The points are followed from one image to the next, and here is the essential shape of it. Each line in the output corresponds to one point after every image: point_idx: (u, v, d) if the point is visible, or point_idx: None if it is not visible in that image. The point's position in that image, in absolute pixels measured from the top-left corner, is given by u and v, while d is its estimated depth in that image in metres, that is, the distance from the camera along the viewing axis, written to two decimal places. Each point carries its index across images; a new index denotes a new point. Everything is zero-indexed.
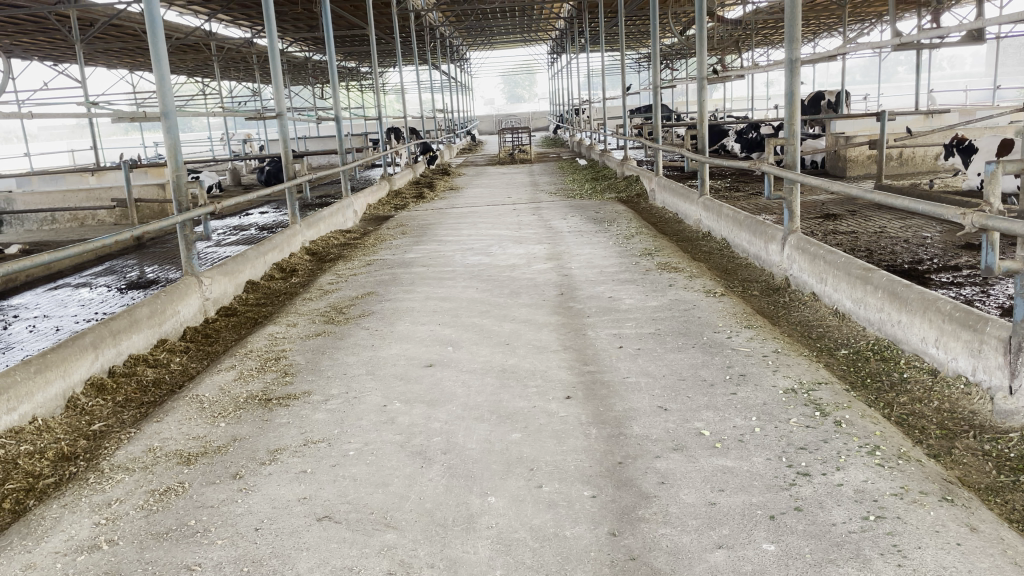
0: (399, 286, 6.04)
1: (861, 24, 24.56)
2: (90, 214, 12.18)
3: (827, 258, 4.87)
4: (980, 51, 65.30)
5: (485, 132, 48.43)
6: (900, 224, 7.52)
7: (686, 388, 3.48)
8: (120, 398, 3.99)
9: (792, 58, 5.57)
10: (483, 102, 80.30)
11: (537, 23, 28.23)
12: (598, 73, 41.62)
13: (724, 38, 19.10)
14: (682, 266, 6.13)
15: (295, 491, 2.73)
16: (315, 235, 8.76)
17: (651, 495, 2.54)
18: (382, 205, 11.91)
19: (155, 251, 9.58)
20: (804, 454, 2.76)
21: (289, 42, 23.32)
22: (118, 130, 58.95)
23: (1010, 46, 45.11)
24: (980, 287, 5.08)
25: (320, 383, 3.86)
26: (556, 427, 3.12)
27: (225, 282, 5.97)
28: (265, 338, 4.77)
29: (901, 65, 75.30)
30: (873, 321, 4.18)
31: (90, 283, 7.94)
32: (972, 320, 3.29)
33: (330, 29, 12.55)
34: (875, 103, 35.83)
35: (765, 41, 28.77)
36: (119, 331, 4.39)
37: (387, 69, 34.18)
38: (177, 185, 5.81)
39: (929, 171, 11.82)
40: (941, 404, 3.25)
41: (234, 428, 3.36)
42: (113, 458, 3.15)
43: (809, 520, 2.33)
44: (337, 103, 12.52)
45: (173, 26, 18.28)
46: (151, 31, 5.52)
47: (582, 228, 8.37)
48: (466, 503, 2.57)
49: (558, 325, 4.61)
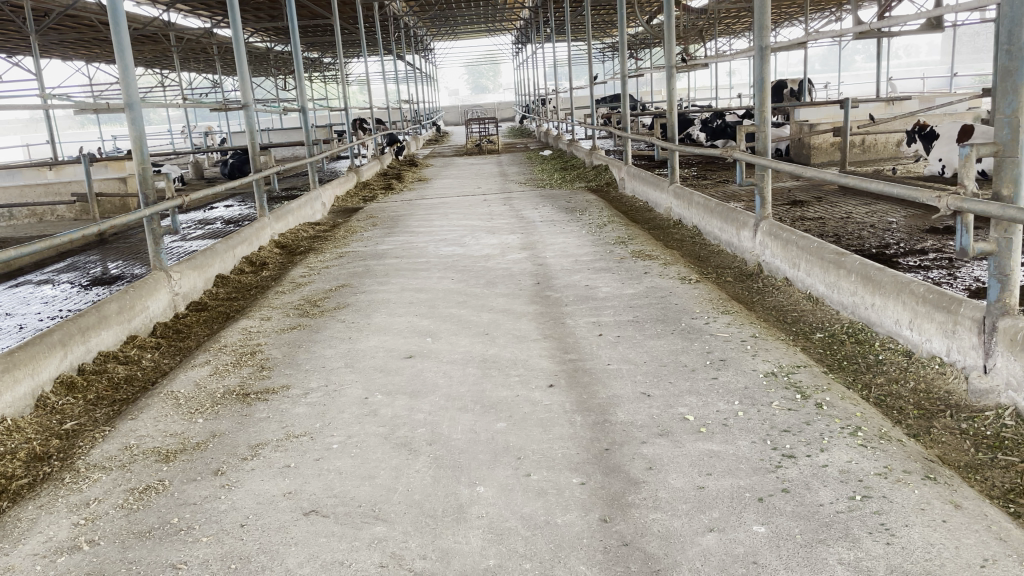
0: (372, 277, 5.98)
1: (822, 13, 24.86)
2: (49, 209, 11.90)
3: (799, 244, 4.92)
4: (935, 41, 66.71)
5: (451, 123, 48.29)
6: (867, 210, 7.64)
7: (668, 374, 3.49)
8: (92, 396, 3.90)
9: (762, 45, 5.61)
10: (448, 92, 79.86)
11: (502, 13, 28.13)
12: (562, 62, 41.65)
13: (688, 28, 19.21)
14: (655, 254, 6.15)
15: (279, 485, 2.69)
16: (284, 227, 8.65)
17: (640, 480, 2.55)
18: (351, 197, 11.80)
19: (119, 247, 9.38)
20: (788, 436, 2.79)
21: (251, 33, 22.96)
22: (74, 123, 57.62)
23: (966, 34, 46.02)
24: (947, 270, 5.18)
25: (298, 376, 3.81)
26: (541, 416, 3.11)
27: (194, 276, 5.87)
28: (238, 333, 4.70)
29: (859, 55, 76.60)
30: (847, 304, 4.24)
31: (52, 279, 7.75)
32: (945, 302, 3.35)
33: (294, 19, 12.36)
34: (835, 92, 36.43)
35: (728, 29, 29.04)
36: (88, 328, 4.30)
37: (351, 60, 33.85)
38: (143, 177, 5.68)
39: (891, 158, 12.02)
40: (917, 384, 3.30)
41: (212, 424, 3.30)
42: (88, 457, 3.08)
43: (797, 501, 2.36)
44: (303, 94, 12.34)
45: (131, 17, 17.89)
46: (113, 20, 5.38)
47: (554, 217, 8.38)
48: (455, 493, 2.55)
49: (536, 314, 4.60)
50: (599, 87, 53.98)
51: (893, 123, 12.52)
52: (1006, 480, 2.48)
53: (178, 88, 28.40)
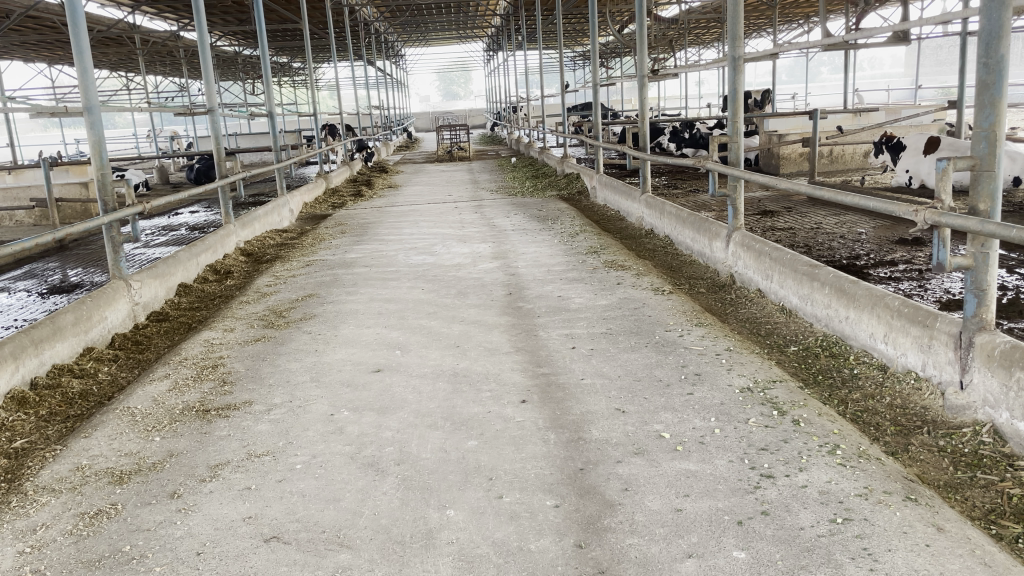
0: (340, 287, 5.86)
1: (789, 24, 25.25)
2: (8, 214, 11.58)
3: (772, 255, 4.89)
4: (900, 54, 68.08)
5: (422, 129, 48.25)
6: (836, 220, 7.68)
7: (642, 389, 3.41)
8: (44, 411, 3.73)
9: (735, 56, 5.58)
10: (419, 98, 79.77)
11: (474, 20, 28.11)
12: (534, 71, 41.93)
13: (659, 37, 19.32)
14: (628, 264, 6.11)
15: (239, 509, 2.57)
16: (250, 234, 8.46)
17: (616, 502, 2.47)
18: (320, 203, 11.64)
19: (80, 253, 9.14)
20: (766, 455, 2.73)
21: (219, 37, 22.66)
22: (36, 125, 56.64)
23: (928, 47, 47.32)
24: (918, 281, 5.19)
25: (261, 391, 3.67)
26: (513, 434, 3.02)
27: (156, 285, 5.69)
28: (200, 345, 4.54)
29: (825, 67, 77.84)
30: (821, 317, 4.20)
31: (9, 287, 7.49)
32: (921, 316, 3.32)
33: (261, 21, 12.11)
34: (802, 102, 36.96)
35: (697, 39, 29.34)
36: (41, 340, 4.12)
37: (320, 66, 33.56)
38: (101, 183, 5.48)
39: (859, 168, 12.15)
40: (893, 400, 3.26)
41: (170, 443, 3.15)
42: (37, 479, 2.92)
43: (777, 524, 2.29)
44: (271, 99, 12.11)
45: (95, 19, 17.52)
46: (72, 21, 5.21)
47: (526, 226, 8.31)
48: (424, 517, 2.44)
49: (508, 327, 4.51)
50: (571, 95, 54.67)
51: (860, 134, 12.66)
52: (986, 499, 2.44)
53: (144, 91, 27.90)
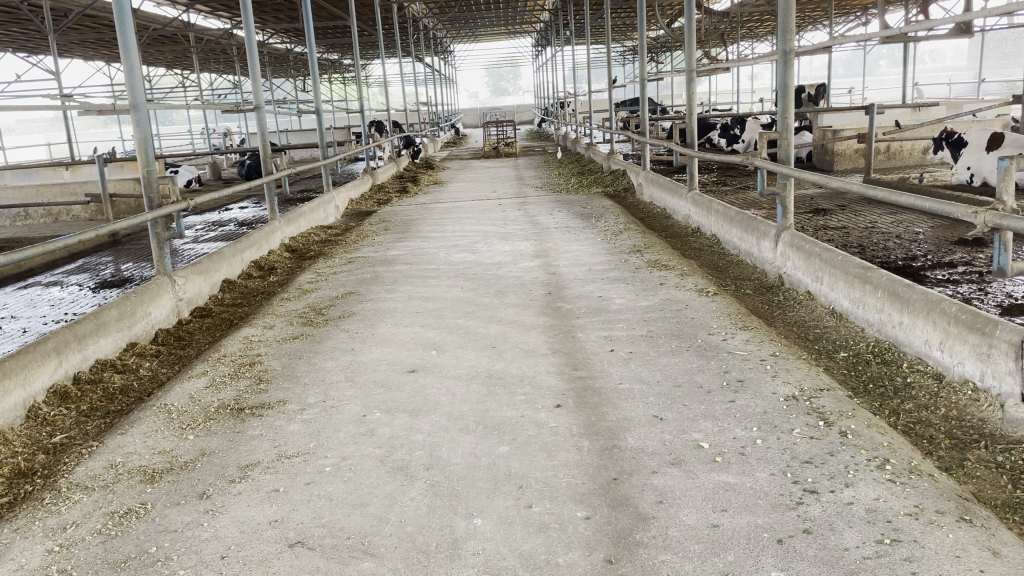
0: (381, 284, 5.84)
1: (845, 16, 24.60)
2: (64, 209, 11.89)
3: (822, 256, 4.71)
4: (963, 46, 65.84)
5: (470, 125, 48.34)
6: (891, 219, 7.41)
7: (682, 396, 3.30)
8: (85, 406, 3.77)
9: (786, 49, 5.39)
10: (468, 94, 79.98)
11: (523, 16, 27.98)
12: (583, 65, 41.73)
13: (709, 31, 18.96)
14: (672, 263, 5.97)
15: (266, 513, 2.54)
16: (295, 230, 8.52)
17: (649, 516, 2.37)
18: (365, 200, 11.70)
19: (132, 248, 9.33)
20: (810, 469, 2.60)
21: (270, 34, 22.99)
22: (96, 122, 58.26)
23: (993, 39, 45.87)
24: (977, 285, 4.95)
25: (296, 390, 3.65)
26: (546, 439, 2.94)
27: (200, 281, 5.74)
28: (239, 342, 4.55)
29: (883, 60, 75.76)
30: (873, 322, 4.03)
31: (62, 281, 7.67)
32: (980, 323, 3.14)
33: (309, 18, 12.15)
34: (858, 97, 36.05)
35: (750, 33, 28.79)
36: (85, 336, 4.17)
37: (369, 62, 33.82)
38: (148, 179, 5.54)
39: (917, 165, 11.74)
40: (948, 412, 3.10)
41: (203, 441, 3.15)
42: (72, 475, 2.94)
43: (819, 544, 2.17)
44: (319, 96, 12.17)
45: (151, 17, 17.87)
46: (119, 20, 5.26)
47: (569, 223, 8.21)
48: (450, 526, 2.38)
49: (546, 327, 4.42)
50: (620, 90, 54.37)
51: (919, 130, 12.23)
52: None
53: (198, 88, 28.45)
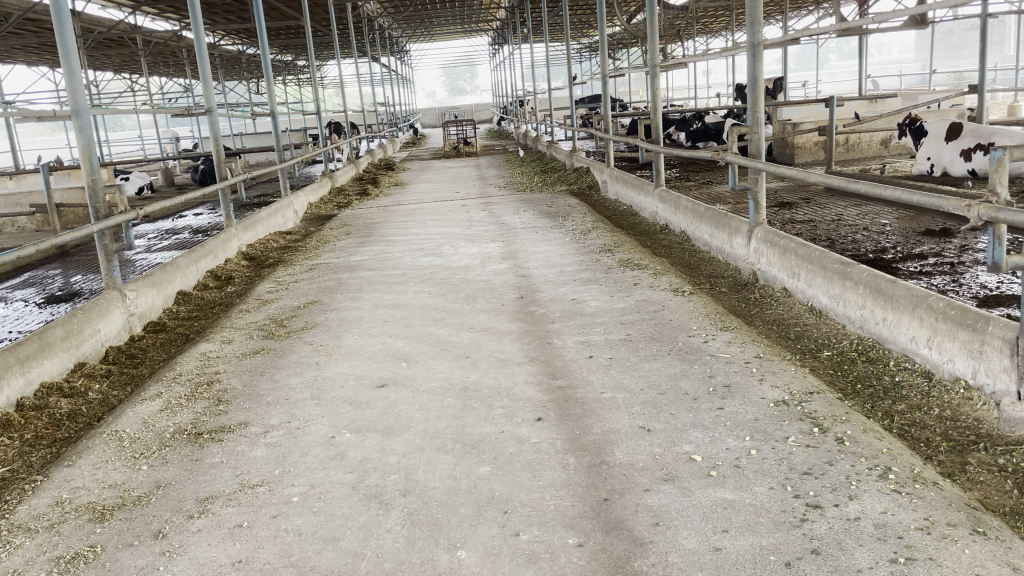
0: (344, 292, 5.60)
1: (798, 9, 24.93)
2: (9, 221, 11.42)
3: (799, 251, 4.60)
4: (908, 37, 67.65)
5: (430, 125, 48.15)
6: (856, 211, 7.37)
7: (667, 404, 3.15)
8: (29, 435, 3.50)
9: (755, 41, 5.25)
10: (424, 92, 79.73)
11: (479, 14, 27.82)
12: (541, 63, 41.76)
13: (667, 26, 18.94)
14: (643, 262, 5.84)
15: (228, 552, 2.32)
16: (253, 237, 8.22)
17: (645, 540, 2.21)
18: (325, 203, 11.43)
19: (81, 259, 8.94)
20: (811, 480, 2.47)
21: (222, 35, 22.46)
22: (41, 129, 57.06)
23: (940, 32, 46.97)
24: (951, 276, 4.90)
25: (257, 411, 3.42)
26: (529, 458, 2.76)
27: (152, 294, 5.45)
28: (195, 359, 4.29)
29: (834, 52, 77.07)
30: (854, 319, 3.93)
31: (6, 297, 7.28)
32: (970, 319, 3.03)
33: (260, 17, 11.69)
34: (813, 90, 36.91)
35: (705, 28, 29.07)
36: (28, 357, 3.88)
37: (322, 64, 33.32)
38: (92, 189, 5.18)
39: (875, 156, 11.83)
40: (942, 412, 2.99)
41: (157, 472, 2.91)
42: (13, 516, 2.68)
43: (831, 566, 2.03)
44: (276, 95, 11.66)
45: (95, 20, 17.29)
46: (57, 21, 4.93)
47: (536, 223, 8.06)
48: (432, 560, 2.20)
49: (520, 334, 4.24)
50: (578, 87, 54.71)
51: (876, 121, 12.32)
52: None
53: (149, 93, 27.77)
